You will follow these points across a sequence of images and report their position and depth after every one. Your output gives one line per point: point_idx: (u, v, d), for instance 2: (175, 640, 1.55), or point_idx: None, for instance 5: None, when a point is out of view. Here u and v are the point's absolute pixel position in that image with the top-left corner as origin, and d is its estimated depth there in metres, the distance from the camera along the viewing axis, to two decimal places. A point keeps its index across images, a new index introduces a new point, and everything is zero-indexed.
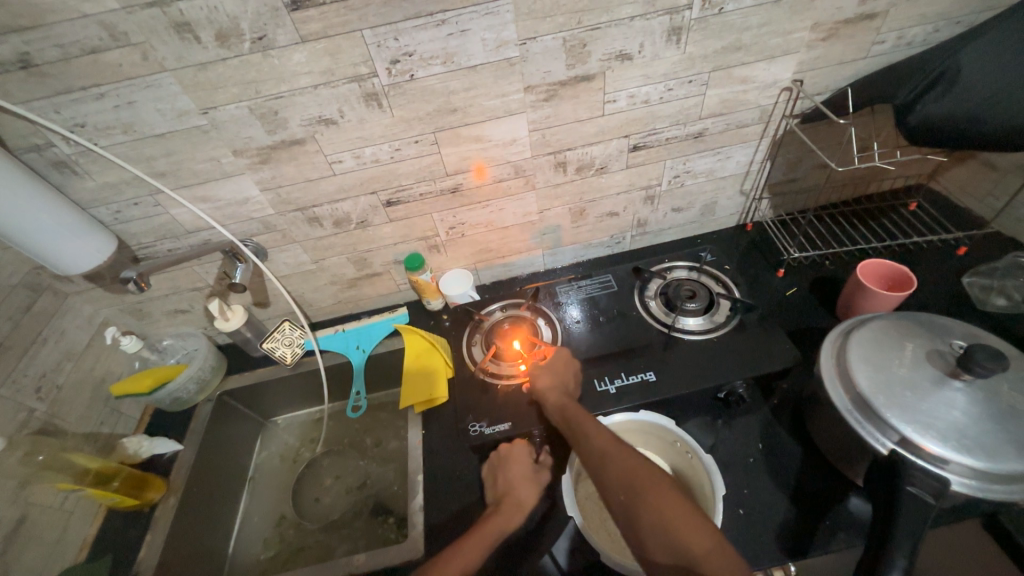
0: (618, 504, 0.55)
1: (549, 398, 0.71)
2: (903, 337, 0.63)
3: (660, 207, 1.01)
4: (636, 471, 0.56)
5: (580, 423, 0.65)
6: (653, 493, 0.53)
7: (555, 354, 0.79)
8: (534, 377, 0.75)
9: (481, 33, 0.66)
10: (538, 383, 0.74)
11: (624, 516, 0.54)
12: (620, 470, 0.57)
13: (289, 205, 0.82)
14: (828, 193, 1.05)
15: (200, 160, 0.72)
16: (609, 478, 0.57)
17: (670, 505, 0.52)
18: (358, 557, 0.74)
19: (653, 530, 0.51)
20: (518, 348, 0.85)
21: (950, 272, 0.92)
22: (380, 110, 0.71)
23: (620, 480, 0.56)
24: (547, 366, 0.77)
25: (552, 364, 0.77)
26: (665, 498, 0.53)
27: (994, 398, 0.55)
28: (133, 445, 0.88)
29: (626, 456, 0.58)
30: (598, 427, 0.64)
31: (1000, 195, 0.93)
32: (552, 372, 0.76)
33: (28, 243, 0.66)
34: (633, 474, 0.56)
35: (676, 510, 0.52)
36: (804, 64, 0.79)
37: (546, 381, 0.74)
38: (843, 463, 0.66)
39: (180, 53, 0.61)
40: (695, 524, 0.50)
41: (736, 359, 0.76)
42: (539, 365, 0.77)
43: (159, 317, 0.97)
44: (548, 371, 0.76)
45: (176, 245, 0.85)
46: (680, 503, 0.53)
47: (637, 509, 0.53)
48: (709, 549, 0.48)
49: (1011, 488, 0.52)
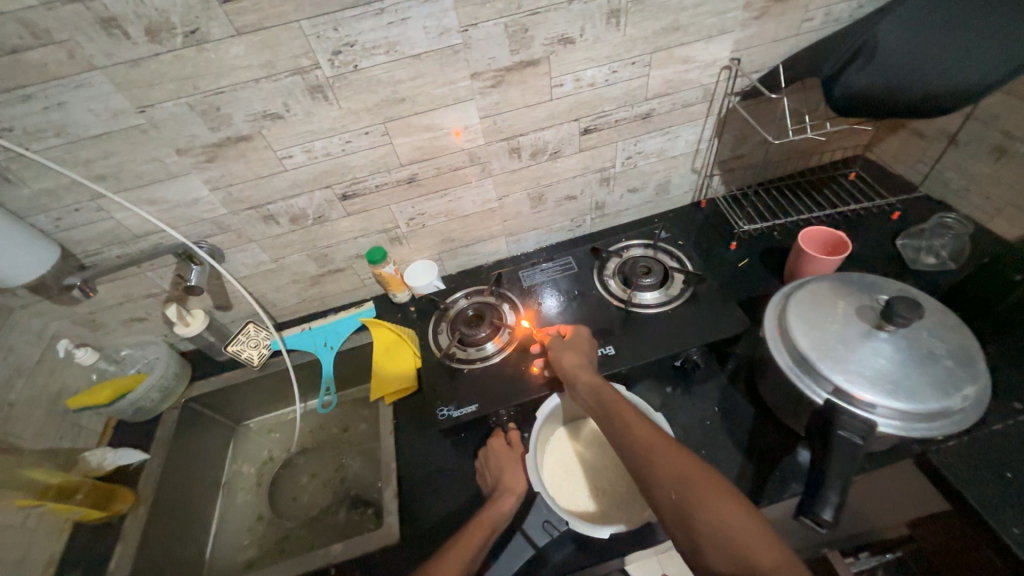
0: (667, 501, 0.53)
1: (578, 378, 0.70)
2: (837, 295, 0.67)
3: (616, 188, 1.04)
4: (691, 470, 0.53)
5: (617, 413, 0.64)
6: (709, 495, 0.50)
7: (577, 333, 0.79)
8: (557, 354, 0.75)
9: (421, 21, 0.66)
10: (562, 361, 0.74)
11: (674, 514, 0.52)
12: (671, 468, 0.54)
13: (241, 203, 0.81)
14: (774, 168, 1.10)
15: (142, 162, 0.71)
16: (658, 474, 0.55)
17: (727, 508, 0.49)
18: (335, 547, 0.74)
19: (707, 532, 0.48)
20: (526, 326, 0.86)
21: (887, 235, 0.98)
22: (326, 102, 0.71)
23: (671, 479, 0.53)
24: (569, 343, 0.77)
25: (574, 343, 0.78)
26: (722, 502, 0.50)
27: (914, 344, 0.60)
28: (96, 457, 0.86)
29: (677, 455, 0.56)
30: (638, 418, 0.62)
31: (928, 160, 0.99)
32: (575, 350, 0.76)
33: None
34: (687, 475, 0.53)
35: (735, 515, 0.48)
36: (740, 43, 0.83)
37: (573, 358, 0.74)
38: (790, 418, 0.71)
39: (108, 50, 0.59)
40: (755, 530, 0.47)
41: (691, 328, 0.80)
42: (559, 343, 0.78)
43: (115, 327, 0.95)
44: (569, 347, 0.76)
45: (125, 250, 0.82)
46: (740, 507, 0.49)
47: (690, 509, 0.50)
48: (777, 557, 0.45)
49: (930, 426, 0.57)
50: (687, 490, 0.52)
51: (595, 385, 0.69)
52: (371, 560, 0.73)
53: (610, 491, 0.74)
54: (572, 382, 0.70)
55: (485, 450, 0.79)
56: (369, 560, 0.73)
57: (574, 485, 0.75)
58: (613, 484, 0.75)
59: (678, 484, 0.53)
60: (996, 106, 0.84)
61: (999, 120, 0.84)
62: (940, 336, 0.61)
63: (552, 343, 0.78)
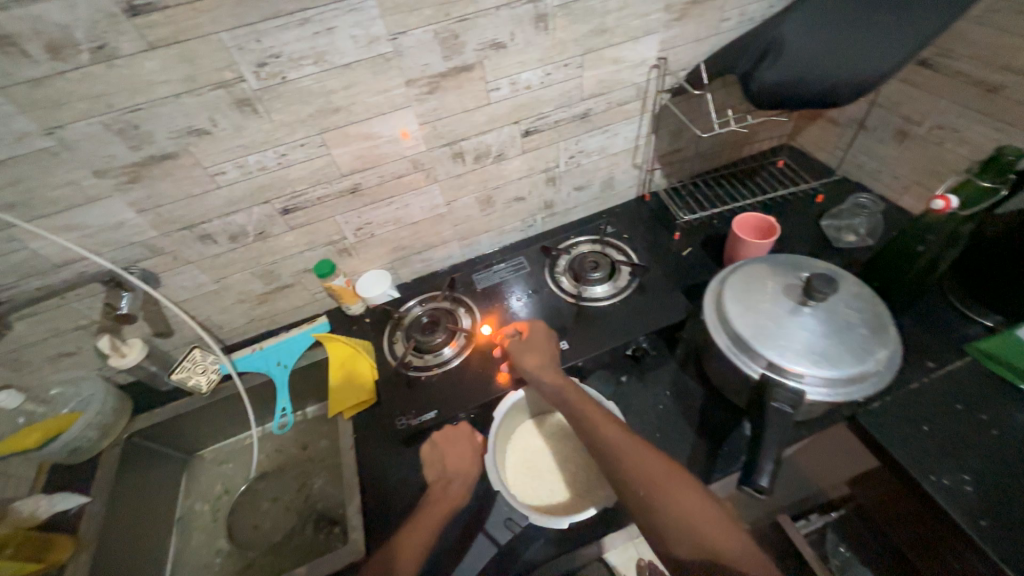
0: (637, 497, 0.57)
1: (544, 378, 0.72)
2: (766, 276, 0.72)
3: (563, 187, 1.07)
4: (658, 469, 0.58)
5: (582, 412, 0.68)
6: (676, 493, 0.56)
7: (535, 331, 0.81)
8: (518, 356, 0.76)
9: (349, 30, 0.66)
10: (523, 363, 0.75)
11: (643, 510, 0.56)
12: (640, 466, 0.59)
13: (173, 224, 0.77)
14: (709, 160, 1.16)
15: (55, 186, 0.66)
16: (630, 472, 0.59)
17: (692, 503, 0.55)
18: (298, 570, 0.72)
19: (674, 527, 0.54)
20: (486, 333, 0.86)
21: (813, 217, 1.06)
22: (256, 115, 0.69)
23: (641, 477, 0.58)
24: (527, 343, 0.79)
25: (534, 341, 0.79)
26: (689, 498, 0.55)
27: (834, 315, 0.65)
28: (29, 506, 0.78)
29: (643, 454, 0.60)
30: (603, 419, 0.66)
31: (843, 146, 1.08)
32: (535, 350, 0.77)
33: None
34: (656, 475, 0.58)
35: (700, 510, 0.54)
36: (666, 43, 0.87)
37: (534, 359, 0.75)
38: (734, 394, 0.75)
39: (5, 70, 0.56)
40: (713, 522, 0.53)
41: (639, 318, 0.83)
42: (518, 342, 0.79)
43: (41, 364, 0.88)
44: (529, 347, 0.78)
45: (45, 281, 0.77)
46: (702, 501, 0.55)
47: (660, 506, 0.55)
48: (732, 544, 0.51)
49: (853, 390, 0.62)
50: (657, 488, 0.56)
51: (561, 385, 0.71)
52: None
53: (569, 482, 0.76)
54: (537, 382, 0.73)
55: (441, 433, 0.77)
56: None
57: (534, 479, 0.76)
58: (573, 475, 0.76)
59: (648, 482, 0.57)
60: (895, 94, 0.92)
61: (899, 107, 0.93)
62: (856, 307, 0.66)
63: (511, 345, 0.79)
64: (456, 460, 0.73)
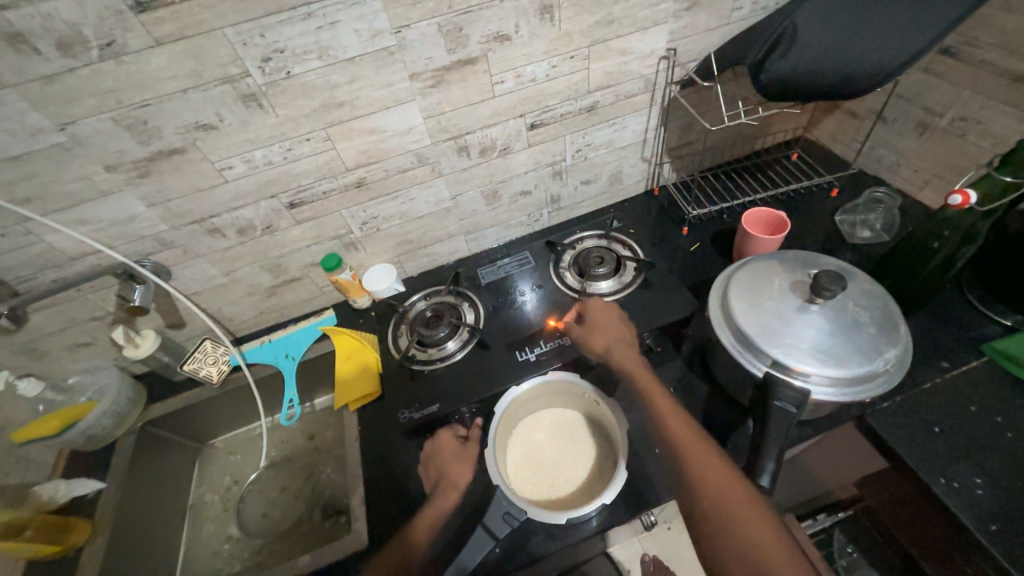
0: (704, 509, 0.54)
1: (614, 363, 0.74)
2: (773, 273, 0.70)
3: (569, 181, 1.06)
4: (728, 484, 0.55)
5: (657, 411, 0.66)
6: (748, 514, 0.52)
7: (597, 307, 0.81)
8: (586, 338, 0.78)
9: (352, 24, 0.65)
10: (592, 344, 0.77)
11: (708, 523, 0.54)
12: (711, 477, 0.56)
13: (182, 218, 0.79)
14: (720, 153, 1.14)
15: (69, 181, 0.68)
16: (700, 482, 0.56)
17: (751, 519, 0.51)
18: (303, 558, 0.73)
19: (737, 549, 0.51)
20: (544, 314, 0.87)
21: (826, 212, 1.03)
22: (261, 110, 0.70)
23: (710, 487, 0.55)
24: (593, 325, 0.80)
25: (592, 322, 0.80)
26: (759, 521, 0.51)
27: (843, 314, 0.63)
28: (47, 490, 0.82)
29: (717, 465, 0.57)
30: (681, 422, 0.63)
31: (860, 139, 1.04)
32: (602, 330, 0.79)
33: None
34: (728, 493, 0.54)
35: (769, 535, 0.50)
36: (675, 34, 0.85)
37: (603, 339, 0.77)
38: (739, 393, 0.74)
39: (18, 68, 0.57)
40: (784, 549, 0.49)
41: (643, 314, 0.82)
42: (582, 327, 0.80)
43: (59, 354, 0.91)
44: (596, 330, 0.79)
45: (61, 273, 0.79)
46: (772, 526, 0.51)
47: (725, 522, 0.52)
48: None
49: (861, 390, 0.60)
50: (724, 504, 0.53)
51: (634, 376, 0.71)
52: (340, 567, 0.73)
53: (570, 478, 0.75)
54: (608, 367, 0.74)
55: (433, 440, 0.78)
56: (338, 568, 0.72)
57: (534, 473, 0.76)
58: (574, 472, 0.76)
59: (715, 495, 0.54)
60: (916, 84, 0.89)
61: (920, 98, 0.89)
62: (865, 304, 0.64)
63: (576, 329, 0.81)
64: (447, 466, 0.74)
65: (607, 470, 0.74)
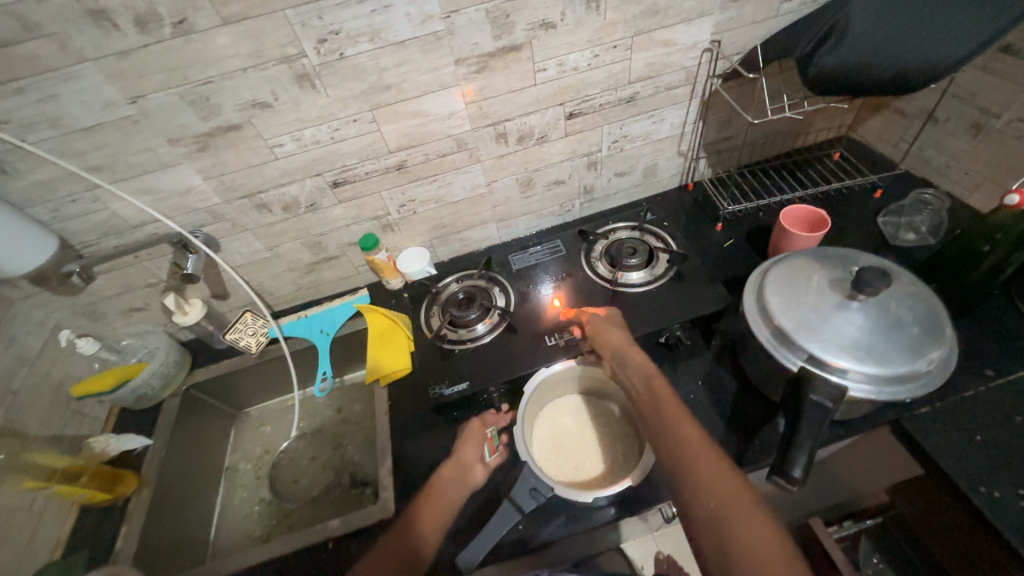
0: (703, 510, 0.53)
1: (630, 359, 0.72)
2: (812, 268, 0.69)
3: (604, 172, 1.06)
4: (731, 487, 0.53)
5: (662, 408, 0.65)
6: (747, 515, 0.50)
7: (611, 313, 0.80)
8: (601, 332, 0.77)
9: (404, 8, 0.68)
10: (609, 339, 0.75)
11: (707, 525, 0.52)
12: (714, 477, 0.55)
13: (234, 192, 0.83)
14: (759, 150, 1.12)
15: (134, 152, 0.73)
16: (701, 480, 0.55)
17: (752, 521, 0.50)
18: (333, 522, 0.77)
19: (737, 551, 0.48)
20: (558, 306, 0.87)
21: (868, 213, 1.00)
22: (314, 90, 0.73)
23: (712, 487, 0.54)
24: (609, 322, 0.79)
25: (613, 320, 0.79)
26: (760, 526, 0.49)
27: (885, 311, 0.62)
28: (101, 443, 0.89)
29: (719, 467, 0.56)
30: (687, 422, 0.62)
31: (909, 139, 1.01)
32: (617, 328, 0.77)
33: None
34: (732, 497, 0.53)
35: (772, 540, 0.48)
36: (721, 25, 0.84)
37: (619, 337, 0.75)
38: (770, 388, 0.73)
39: (98, 42, 0.61)
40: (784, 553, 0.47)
41: (674, 305, 0.82)
42: (600, 321, 0.79)
43: (114, 317, 0.97)
44: (614, 327, 0.77)
45: (122, 240, 0.84)
46: (772, 529, 0.49)
47: (726, 523, 0.51)
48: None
49: (899, 389, 0.59)
50: (725, 505, 0.52)
51: (645, 372, 0.70)
52: (367, 533, 0.75)
53: (594, 462, 0.77)
54: (622, 361, 0.72)
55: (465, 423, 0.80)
56: (366, 533, 0.75)
57: (561, 456, 0.77)
58: (599, 457, 0.77)
59: (717, 494, 0.53)
60: (971, 83, 0.86)
61: (975, 97, 0.86)
62: (909, 304, 0.63)
63: (593, 321, 0.79)
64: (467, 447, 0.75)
65: (631, 458, 0.75)
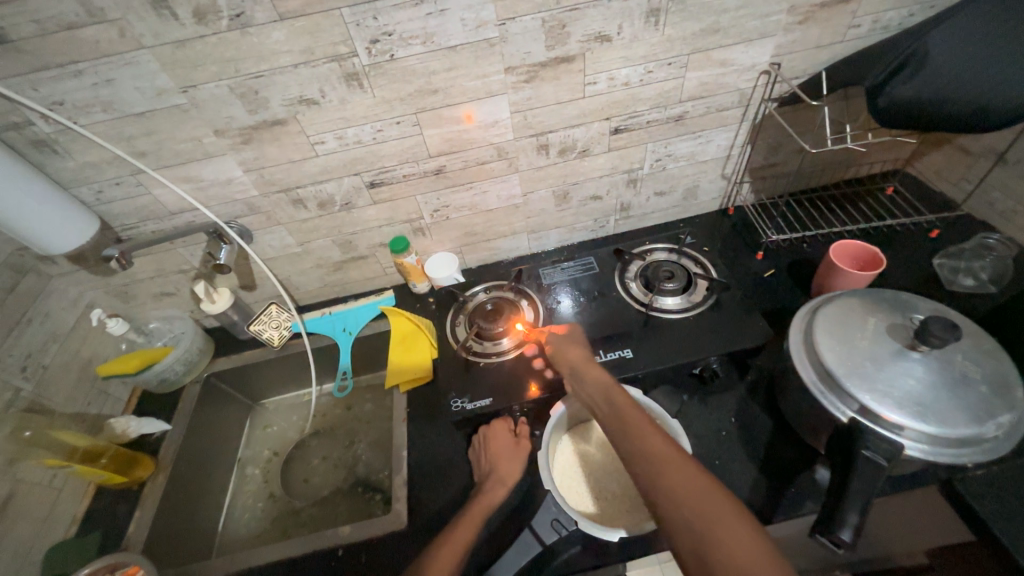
0: (673, 513, 0.49)
1: (587, 370, 0.71)
2: (868, 312, 0.65)
3: (643, 190, 1.03)
4: (701, 485, 0.50)
5: (625, 414, 0.62)
6: (719, 513, 0.47)
7: (570, 332, 0.81)
8: (560, 350, 0.76)
9: (459, 13, 0.66)
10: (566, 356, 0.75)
11: (683, 537, 0.47)
12: (680, 477, 0.51)
13: (272, 186, 0.82)
14: (807, 178, 1.07)
15: (181, 140, 0.73)
16: (665, 482, 0.51)
17: (726, 520, 0.46)
18: (344, 528, 0.75)
19: (713, 551, 0.45)
20: (521, 329, 0.85)
21: (922, 254, 0.95)
22: (361, 90, 0.72)
23: (679, 489, 0.50)
24: (567, 340, 0.79)
25: (570, 339, 0.79)
26: (733, 521, 0.46)
27: (949, 366, 0.58)
28: (121, 424, 0.88)
29: (685, 466, 0.52)
30: (650, 425, 0.59)
31: (973, 179, 0.95)
32: (577, 346, 0.77)
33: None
34: (699, 494, 0.49)
35: (748, 536, 0.45)
36: (782, 48, 0.81)
37: (576, 353, 0.75)
38: (811, 435, 0.69)
39: (157, 30, 0.61)
40: (760, 547, 0.44)
41: (712, 337, 0.78)
42: (556, 339, 0.79)
43: (145, 300, 0.98)
44: (572, 349, 0.76)
45: (160, 226, 0.85)
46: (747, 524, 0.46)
47: (699, 523, 0.47)
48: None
49: (961, 452, 0.55)
50: (695, 504, 0.48)
51: (602, 382, 0.68)
52: (377, 544, 0.73)
53: (622, 494, 0.73)
54: (577, 372, 0.71)
55: (485, 427, 0.79)
56: (375, 544, 0.73)
57: (584, 486, 0.74)
58: (624, 489, 0.74)
59: (687, 496, 0.49)
60: None
61: None
62: (976, 360, 0.58)
63: (550, 339, 0.79)
64: (492, 469, 0.74)
65: None
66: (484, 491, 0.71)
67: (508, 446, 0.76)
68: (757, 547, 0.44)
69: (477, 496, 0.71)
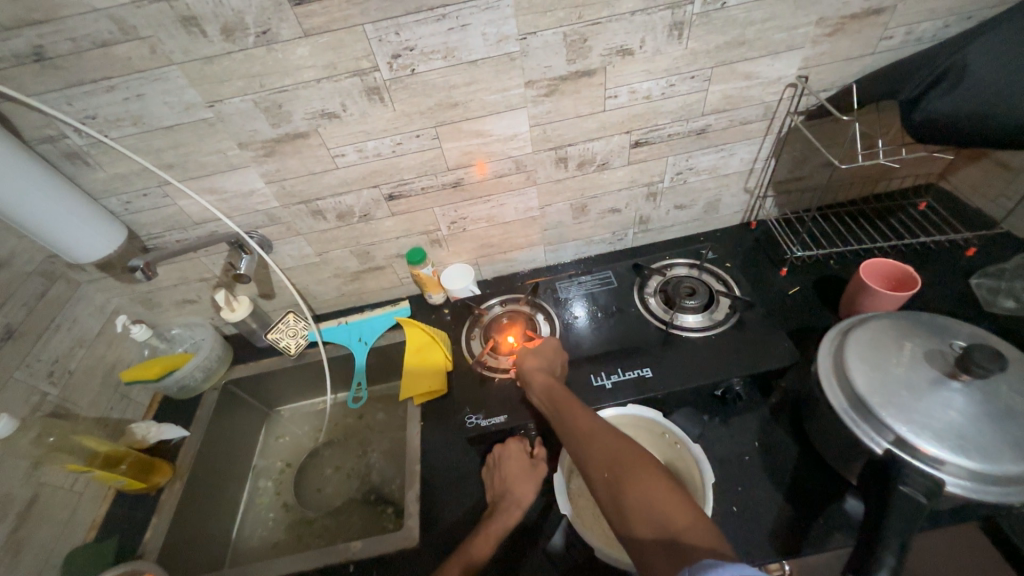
0: (601, 482, 0.53)
1: (535, 371, 0.73)
2: (903, 336, 0.62)
3: (662, 204, 1.01)
4: (622, 450, 0.54)
5: (564, 406, 0.64)
6: (638, 472, 0.51)
7: (544, 342, 0.79)
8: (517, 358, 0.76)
9: (481, 28, 0.66)
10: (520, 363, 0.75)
11: (610, 503, 0.51)
12: (605, 449, 0.55)
13: (293, 198, 0.83)
14: (834, 192, 1.04)
15: (206, 153, 0.74)
16: (593, 455, 0.55)
17: (645, 477, 0.51)
18: (355, 543, 0.74)
19: (634, 508, 0.48)
20: (512, 342, 0.87)
21: (958, 273, 0.91)
22: (382, 104, 0.72)
23: (605, 460, 0.54)
24: (533, 350, 0.77)
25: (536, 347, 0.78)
26: (649, 475, 0.51)
27: (994, 398, 0.54)
28: (142, 430, 0.88)
29: (610, 439, 0.57)
30: (585, 410, 0.63)
31: (1012, 195, 0.91)
32: (537, 355, 0.76)
33: (10, 212, 0.65)
34: (620, 458, 0.53)
35: (661, 487, 0.49)
36: (810, 60, 0.78)
37: (532, 361, 0.75)
38: (840, 463, 0.66)
39: (186, 47, 0.62)
40: (672, 494, 0.49)
41: (735, 357, 0.76)
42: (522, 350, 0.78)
43: (168, 306, 1.00)
44: (532, 353, 0.76)
45: (184, 236, 0.87)
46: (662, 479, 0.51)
47: (621, 485, 0.51)
48: (692, 519, 0.46)
49: (1006, 490, 0.51)
50: (617, 469, 0.52)
51: (546, 379, 0.70)
52: (388, 561, 0.73)
53: None
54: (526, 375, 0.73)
55: (501, 447, 0.78)
56: (386, 561, 0.72)
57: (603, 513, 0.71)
58: None
59: (611, 463, 0.53)
60: None
61: None
62: (1023, 392, 0.55)
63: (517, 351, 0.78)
64: (505, 486, 0.73)
65: None
66: (496, 512, 0.70)
67: (522, 467, 0.75)
68: (669, 495, 0.49)
69: (489, 518, 0.70)
